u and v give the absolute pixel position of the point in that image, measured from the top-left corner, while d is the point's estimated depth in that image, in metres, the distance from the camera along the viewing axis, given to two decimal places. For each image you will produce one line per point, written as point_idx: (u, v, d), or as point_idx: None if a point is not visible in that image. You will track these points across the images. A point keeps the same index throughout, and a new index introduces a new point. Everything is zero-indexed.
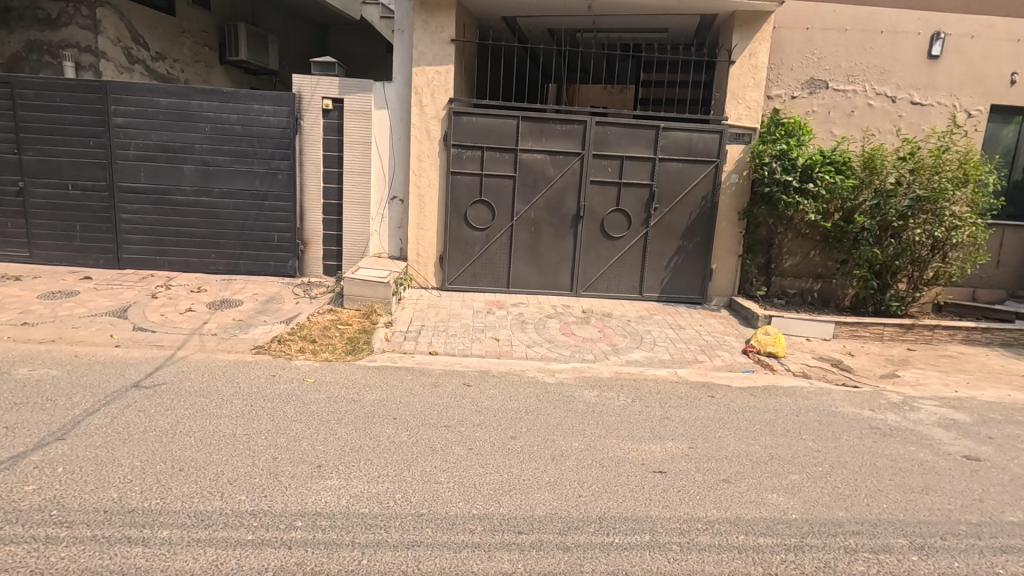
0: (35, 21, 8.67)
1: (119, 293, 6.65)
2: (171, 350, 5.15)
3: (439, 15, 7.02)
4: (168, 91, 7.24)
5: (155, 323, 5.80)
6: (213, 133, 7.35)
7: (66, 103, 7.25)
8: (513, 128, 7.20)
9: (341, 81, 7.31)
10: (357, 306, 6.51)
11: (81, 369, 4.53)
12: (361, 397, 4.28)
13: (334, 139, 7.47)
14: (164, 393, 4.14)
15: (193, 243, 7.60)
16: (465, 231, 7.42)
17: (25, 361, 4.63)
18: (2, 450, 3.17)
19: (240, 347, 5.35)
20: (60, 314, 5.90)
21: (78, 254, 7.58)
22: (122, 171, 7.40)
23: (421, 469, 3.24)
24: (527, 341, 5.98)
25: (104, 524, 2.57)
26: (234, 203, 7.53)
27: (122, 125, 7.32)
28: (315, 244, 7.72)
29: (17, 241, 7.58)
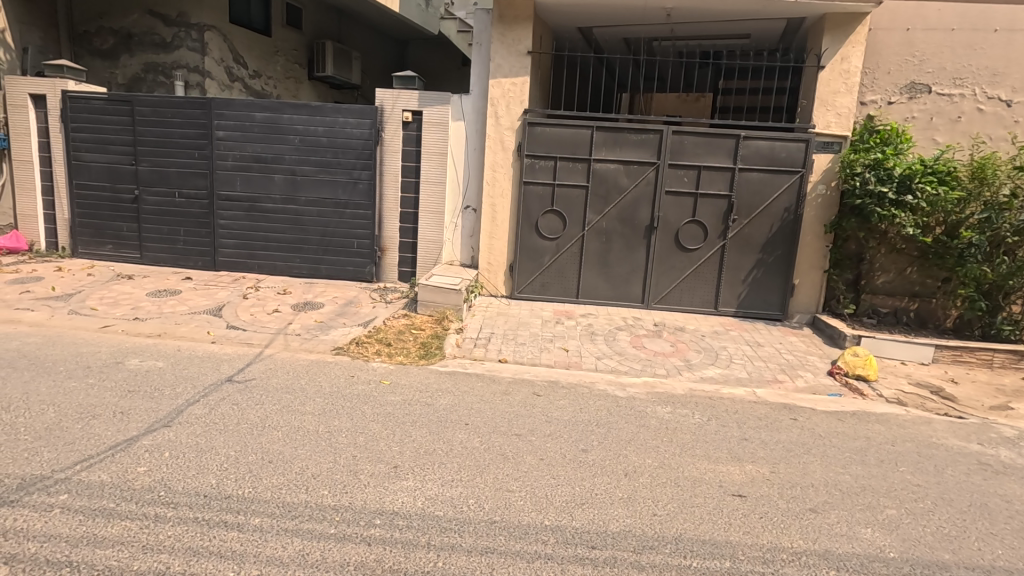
0: (152, 45, 9.57)
1: (214, 293, 7.18)
2: (260, 348, 5.50)
3: (516, 27, 7.12)
4: (263, 106, 7.78)
5: (246, 322, 6.22)
6: (301, 145, 7.82)
7: (176, 119, 7.97)
8: (586, 137, 7.18)
9: (421, 94, 7.59)
10: (430, 312, 6.69)
11: (183, 362, 4.92)
12: (435, 401, 4.39)
13: (412, 150, 7.76)
14: (253, 387, 4.43)
15: (280, 247, 8.10)
16: (536, 241, 7.45)
17: (136, 352, 5.10)
18: (119, 432, 3.50)
19: (321, 347, 5.64)
20: (165, 311, 6.45)
21: (180, 256, 8.28)
22: (220, 180, 8.01)
23: (493, 476, 3.27)
24: (597, 353, 5.92)
25: (204, 508, 2.77)
26: (318, 210, 7.96)
27: (222, 138, 7.92)
28: (392, 250, 8.02)
29: (129, 243, 8.37)
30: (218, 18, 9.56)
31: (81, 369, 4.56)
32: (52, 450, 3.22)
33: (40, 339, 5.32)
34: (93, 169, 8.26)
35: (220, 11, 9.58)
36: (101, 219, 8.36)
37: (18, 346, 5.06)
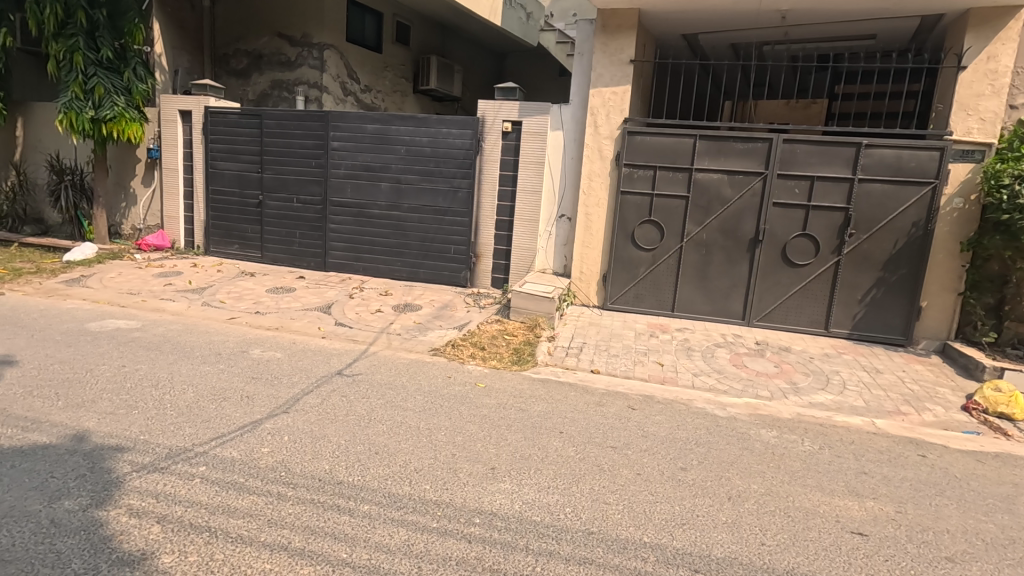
0: (279, 64, 10.53)
1: (324, 292, 7.72)
2: (364, 345, 5.84)
3: (619, 37, 7.07)
4: (374, 118, 8.30)
5: (352, 320, 6.63)
6: (406, 155, 8.23)
7: (298, 131, 8.70)
8: (689, 146, 6.97)
9: (520, 105, 7.74)
10: (522, 319, 6.77)
11: (298, 355, 5.32)
12: (529, 407, 4.43)
13: (510, 159, 7.93)
14: (360, 381, 4.71)
15: (383, 251, 8.56)
16: (631, 251, 7.31)
17: (258, 343, 5.59)
18: (247, 414, 3.86)
19: (419, 347, 5.88)
20: (282, 306, 7.02)
21: (295, 257, 8.99)
22: (333, 187, 8.62)
23: (590, 487, 3.23)
24: (694, 370, 5.69)
25: (319, 490, 2.98)
26: (419, 216, 8.33)
27: (336, 148, 8.52)
28: (486, 257, 8.22)
29: (253, 244, 9.21)
30: (336, 37, 10.34)
31: (214, 356, 5.07)
32: (192, 426, 3.61)
33: (180, 327, 5.99)
34: (226, 177, 9.19)
35: (338, 31, 10.37)
36: (230, 221, 9.27)
37: (163, 332, 5.72)
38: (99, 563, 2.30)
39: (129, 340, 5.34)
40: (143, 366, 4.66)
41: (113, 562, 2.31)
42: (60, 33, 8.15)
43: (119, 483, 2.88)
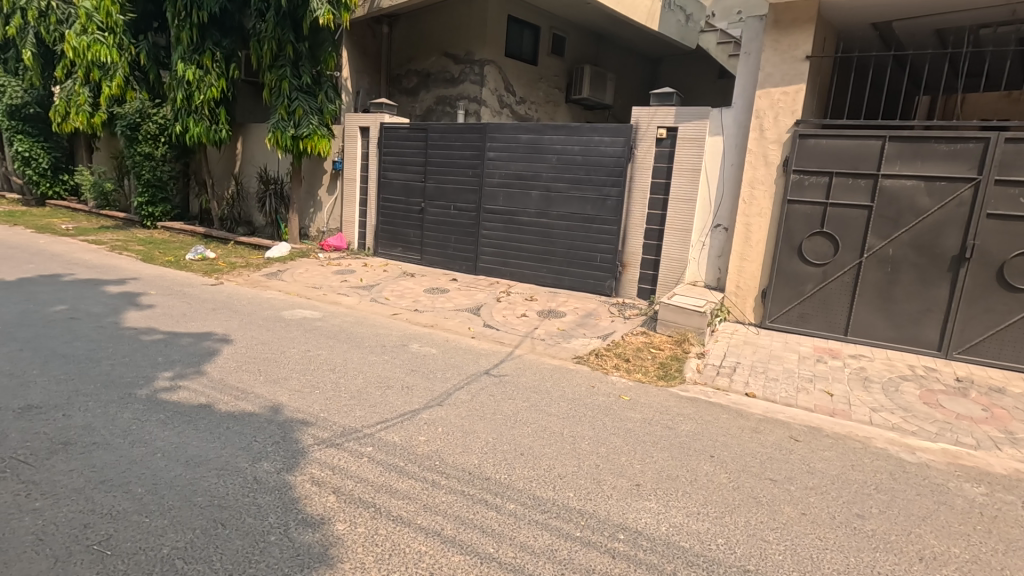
0: (444, 81, 11.38)
1: (474, 294, 8.14)
2: (510, 347, 6.03)
3: (794, 32, 6.49)
4: (528, 128, 8.57)
5: (499, 323, 6.90)
6: (558, 163, 8.38)
7: (458, 143, 9.31)
8: (875, 149, 6.14)
9: (677, 110, 7.46)
10: (669, 332, 6.48)
11: (451, 352, 5.67)
12: (676, 425, 4.22)
13: (664, 166, 7.67)
14: (506, 382, 4.88)
15: (530, 257, 8.79)
16: (798, 266, 6.63)
17: (416, 338, 6.06)
18: (407, 403, 4.20)
19: (563, 354, 5.92)
20: (437, 305, 7.55)
21: (450, 260, 9.62)
22: (487, 195, 9.06)
23: (745, 520, 2.98)
24: (872, 403, 4.98)
25: (469, 483, 3.12)
26: (567, 224, 8.42)
27: (492, 158, 8.95)
28: (633, 267, 8.02)
29: (413, 246, 10.03)
30: (496, 53, 10.91)
31: (379, 347, 5.60)
32: (362, 408, 4.02)
33: (353, 319, 6.71)
34: (394, 186, 10.14)
35: (498, 47, 10.92)
36: (396, 226, 10.20)
37: (339, 322, 6.47)
38: (289, 520, 2.65)
39: (313, 328, 6.12)
40: (323, 351, 5.31)
41: (299, 521, 2.65)
42: (274, 64, 9.66)
43: (304, 452, 3.31)
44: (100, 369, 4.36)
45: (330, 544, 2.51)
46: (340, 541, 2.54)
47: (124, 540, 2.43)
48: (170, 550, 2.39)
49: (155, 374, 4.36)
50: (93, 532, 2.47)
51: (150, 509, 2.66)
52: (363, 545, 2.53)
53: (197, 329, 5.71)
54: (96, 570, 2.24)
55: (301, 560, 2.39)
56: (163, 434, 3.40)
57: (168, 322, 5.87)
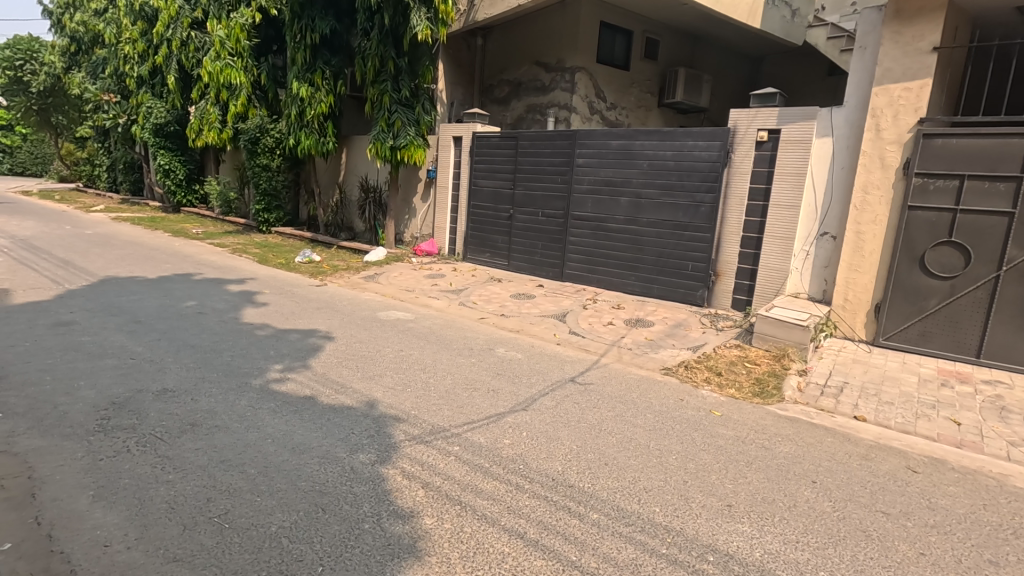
0: (535, 89, 11.52)
1: (560, 301, 8.14)
2: (596, 356, 5.97)
3: (919, 22, 5.92)
4: (619, 134, 8.48)
5: (585, 330, 6.85)
6: (649, 169, 8.21)
7: (547, 150, 9.39)
8: (1018, 149, 5.47)
9: (781, 111, 7.03)
10: (766, 347, 6.10)
11: (536, 357, 5.71)
12: (774, 446, 3.96)
13: (764, 171, 7.24)
14: (591, 391, 4.82)
15: (618, 264, 8.65)
16: (919, 278, 6.01)
17: (502, 343, 6.16)
18: (493, 405, 4.28)
19: (650, 365, 5.76)
20: (523, 311, 7.64)
21: (536, 266, 9.68)
22: (575, 202, 9.04)
23: (852, 554, 2.74)
24: (1010, 436, 4.38)
25: (552, 489, 3.12)
26: (657, 231, 8.20)
27: (581, 165, 8.94)
28: (727, 276, 7.64)
29: (501, 252, 10.21)
30: (588, 59, 10.90)
31: (467, 350, 5.76)
32: (450, 408, 4.15)
33: (443, 321, 6.95)
34: (484, 193, 10.40)
35: (590, 54, 10.91)
36: (485, 232, 10.44)
37: (430, 324, 6.73)
38: (382, 510, 2.80)
39: (406, 329, 6.42)
40: (415, 352, 5.55)
41: (391, 512, 2.79)
42: (376, 79, 10.27)
43: (396, 447, 3.48)
44: (222, 359, 4.85)
45: (419, 537, 2.62)
46: (428, 535, 2.64)
47: (239, 516, 2.68)
48: (278, 528, 2.60)
49: (267, 366, 4.78)
50: (214, 505, 2.75)
51: (261, 490, 2.91)
52: (449, 541, 2.60)
53: (303, 326, 6.18)
54: (216, 541, 2.49)
55: (392, 550, 2.51)
56: (274, 422, 3.71)
57: (279, 318, 6.42)
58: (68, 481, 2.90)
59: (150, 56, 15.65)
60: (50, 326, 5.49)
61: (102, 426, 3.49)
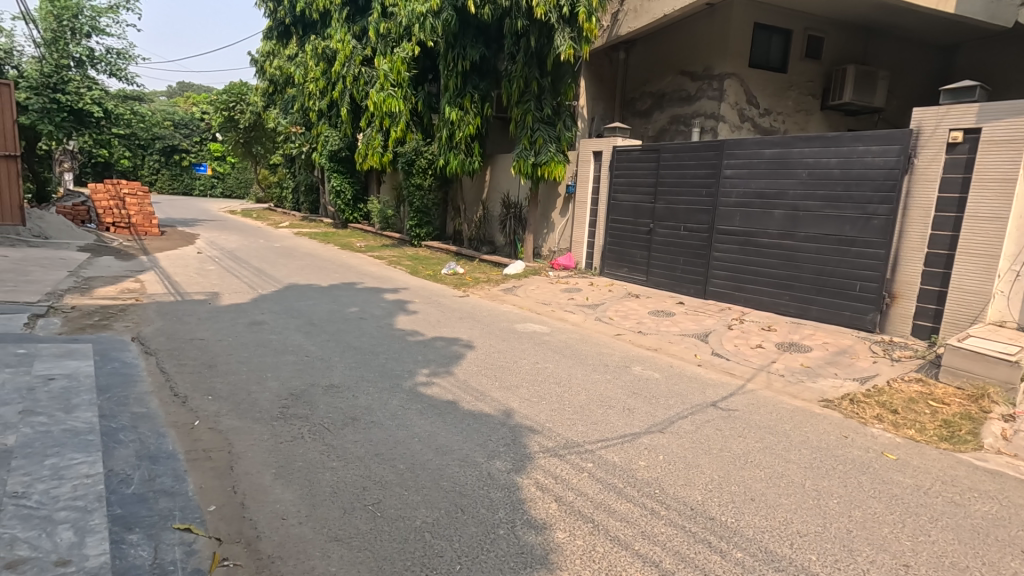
0: (679, 99, 11.15)
1: (702, 320, 7.71)
2: (742, 381, 5.53)
3: None
4: (773, 142, 7.90)
5: (730, 352, 6.41)
6: (809, 179, 7.52)
7: (692, 162, 9.02)
8: None
9: (980, 107, 6.00)
10: (958, 383, 5.18)
11: (674, 377, 5.46)
12: (966, 502, 3.34)
13: (958, 177, 6.18)
14: (736, 418, 4.49)
15: (769, 282, 7.98)
16: None
17: (639, 361, 5.99)
18: (628, 424, 4.18)
19: (807, 395, 5.19)
20: (662, 328, 7.37)
21: (677, 283, 9.29)
22: (722, 216, 8.55)
23: None
24: None
25: (692, 520, 2.95)
26: (817, 247, 7.45)
27: (729, 176, 8.45)
28: (906, 299, 6.63)
29: (639, 267, 9.97)
30: (739, 64, 10.28)
31: (602, 366, 5.70)
32: (585, 424, 4.12)
33: (579, 336, 6.96)
34: (623, 207, 10.25)
35: (742, 58, 10.29)
36: (623, 247, 10.27)
37: (566, 338, 6.78)
38: (516, 518, 2.87)
39: (542, 341, 6.54)
40: (551, 365, 5.63)
41: (525, 521, 2.85)
42: (520, 99, 10.70)
43: (531, 457, 3.55)
44: (378, 361, 5.35)
45: (551, 550, 2.64)
46: (560, 549, 2.65)
47: (389, 507, 2.93)
48: (421, 523, 2.79)
49: (417, 369, 5.17)
50: (368, 494, 3.04)
51: (408, 484, 3.15)
52: (581, 558, 2.59)
53: (447, 334, 6.59)
54: (370, 527, 2.75)
55: (525, 558, 2.56)
56: (420, 422, 4.01)
57: (427, 326, 6.92)
58: (257, 458, 3.39)
59: (328, 91, 17.94)
60: (247, 324, 6.52)
61: (283, 413, 4.04)
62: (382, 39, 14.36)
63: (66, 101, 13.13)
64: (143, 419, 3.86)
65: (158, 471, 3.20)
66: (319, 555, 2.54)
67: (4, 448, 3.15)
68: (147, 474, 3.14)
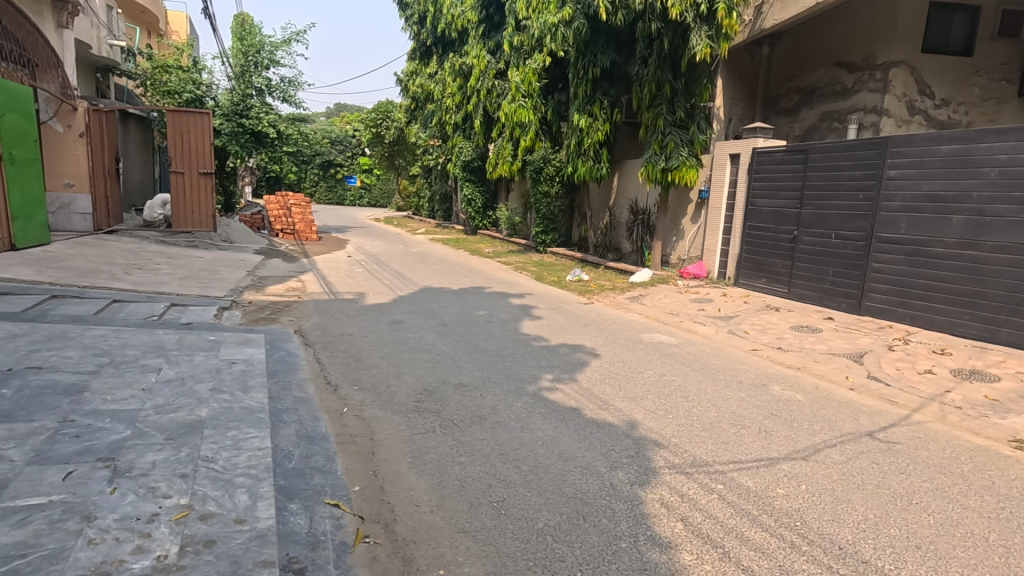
0: (833, 94, 10.14)
1: (856, 338, 6.90)
2: (906, 411, 4.84)
3: None
4: (952, 137, 6.89)
5: (890, 376, 5.65)
6: (999, 179, 6.44)
7: (847, 162, 8.15)
8: None
9: None
10: None
11: (821, 401, 4.94)
12: None
13: None
14: (897, 452, 3.95)
15: (944, 299, 6.93)
16: None
17: (778, 380, 5.51)
18: (764, 448, 3.86)
19: (992, 433, 4.41)
20: (805, 346, 6.73)
21: (825, 296, 8.42)
22: (883, 222, 7.60)
23: None
24: None
25: (839, 561, 2.65)
26: (1010, 258, 6.33)
27: (893, 177, 7.50)
28: None
29: (781, 278, 9.18)
30: (908, 51, 9.10)
31: (736, 383, 5.33)
32: (715, 444, 3.89)
33: (709, 349, 6.59)
34: (763, 213, 9.53)
35: (912, 43, 9.09)
36: (762, 255, 9.54)
37: (695, 351, 6.46)
38: (639, 533, 2.79)
39: (669, 353, 6.30)
40: (678, 378, 5.39)
41: (648, 537, 2.76)
42: (651, 104, 10.44)
43: (656, 472, 3.43)
44: (505, 364, 5.52)
45: (677, 570, 2.53)
46: (686, 571, 2.53)
47: (513, 506, 3.01)
48: (543, 525, 2.84)
49: (541, 374, 5.25)
50: (493, 491, 3.15)
51: (530, 485, 3.22)
52: None
53: (572, 341, 6.61)
54: (494, 523, 2.85)
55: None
56: (544, 426, 4.07)
57: (551, 332, 7.00)
58: (395, 447, 3.68)
59: (464, 105, 18.93)
60: (388, 323, 7.10)
61: (418, 407, 4.34)
62: (516, 52, 14.88)
63: (249, 125, 15.41)
64: (303, 403, 4.38)
65: (314, 450, 3.60)
66: (448, 544, 2.68)
67: (198, 419, 3.75)
68: (305, 452, 3.56)
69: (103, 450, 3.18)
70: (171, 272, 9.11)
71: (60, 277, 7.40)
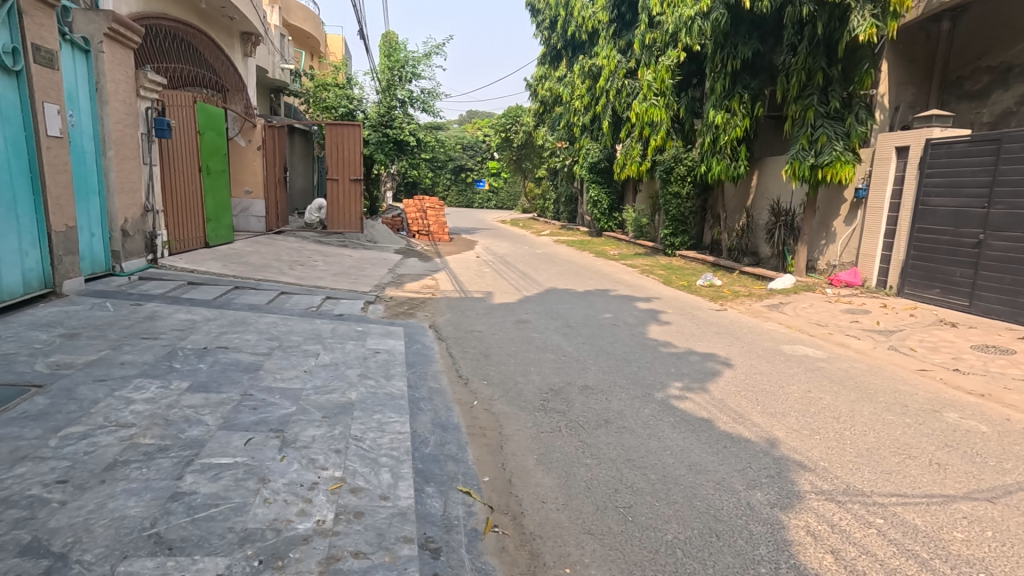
0: None
1: None
2: None
3: None
4: None
5: None
6: None
7: None
8: None
9: None
10: None
11: (1013, 436, 4.17)
12: None
13: None
14: None
15: None
16: None
17: (956, 407, 4.75)
18: (936, 483, 3.36)
19: None
20: (992, 369, 5.74)
21: (1020, 312, 7.11)
22: None
23: None
24: None
25: None
26: None
27: None
28: None
29: (960, 290, 7.91)
30: None
31: (899, 407, 4.68)
32: (873, 472, 3.47)
33: (866, 367, 5.87)
34: (938, 214, 8.30)
35: None
36: (934, 262, 8.30)
37: (848, 368, 5.80)
38: (781, 561, 2.58)
39: (816, 368, 5.72)
40: (827, 397, 4.87)
41: (792, 565, 2.55)
42: (800, 95, 9.60)
43: (801, 496, 3.15)
44: (631, 369, 5.40)
45: None
46: None
47: (640, 514, 2.94)
48: (673, 537, 2.74)
49: (670, 382, 5.06)
50: (620, 496, 3.11)
51: (659, 495, 3.12)
52: None
53: (703, 349, 6.28)
54: (622, 529, 2.80)
55: None
56: (674, 436, 3.92)
57: (680, 339, 6.72)
58: (522, 443, 3.77)
59: (592, 107, 18.84)
60: (515, 322, 7.29)
61: (544, 406, 4.41)
62: (647, 50, 14.49)
63: (393, 134, 16.72)
64: (437, 393, 4.66)
65: (448, 438, 3.82)
66: (574, 544, 2.70)
67: (349, 401, 4.16)
68: (439, 440, 3.79)
69: (274, 422, 3.66)
70: (325, 269, 10.18)
71: (241, 270, 8.62)
